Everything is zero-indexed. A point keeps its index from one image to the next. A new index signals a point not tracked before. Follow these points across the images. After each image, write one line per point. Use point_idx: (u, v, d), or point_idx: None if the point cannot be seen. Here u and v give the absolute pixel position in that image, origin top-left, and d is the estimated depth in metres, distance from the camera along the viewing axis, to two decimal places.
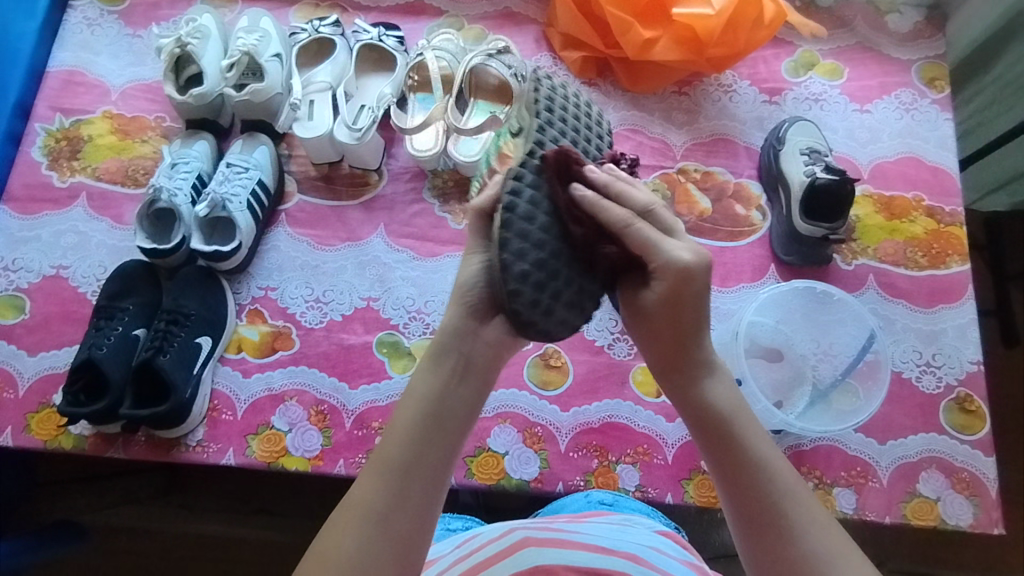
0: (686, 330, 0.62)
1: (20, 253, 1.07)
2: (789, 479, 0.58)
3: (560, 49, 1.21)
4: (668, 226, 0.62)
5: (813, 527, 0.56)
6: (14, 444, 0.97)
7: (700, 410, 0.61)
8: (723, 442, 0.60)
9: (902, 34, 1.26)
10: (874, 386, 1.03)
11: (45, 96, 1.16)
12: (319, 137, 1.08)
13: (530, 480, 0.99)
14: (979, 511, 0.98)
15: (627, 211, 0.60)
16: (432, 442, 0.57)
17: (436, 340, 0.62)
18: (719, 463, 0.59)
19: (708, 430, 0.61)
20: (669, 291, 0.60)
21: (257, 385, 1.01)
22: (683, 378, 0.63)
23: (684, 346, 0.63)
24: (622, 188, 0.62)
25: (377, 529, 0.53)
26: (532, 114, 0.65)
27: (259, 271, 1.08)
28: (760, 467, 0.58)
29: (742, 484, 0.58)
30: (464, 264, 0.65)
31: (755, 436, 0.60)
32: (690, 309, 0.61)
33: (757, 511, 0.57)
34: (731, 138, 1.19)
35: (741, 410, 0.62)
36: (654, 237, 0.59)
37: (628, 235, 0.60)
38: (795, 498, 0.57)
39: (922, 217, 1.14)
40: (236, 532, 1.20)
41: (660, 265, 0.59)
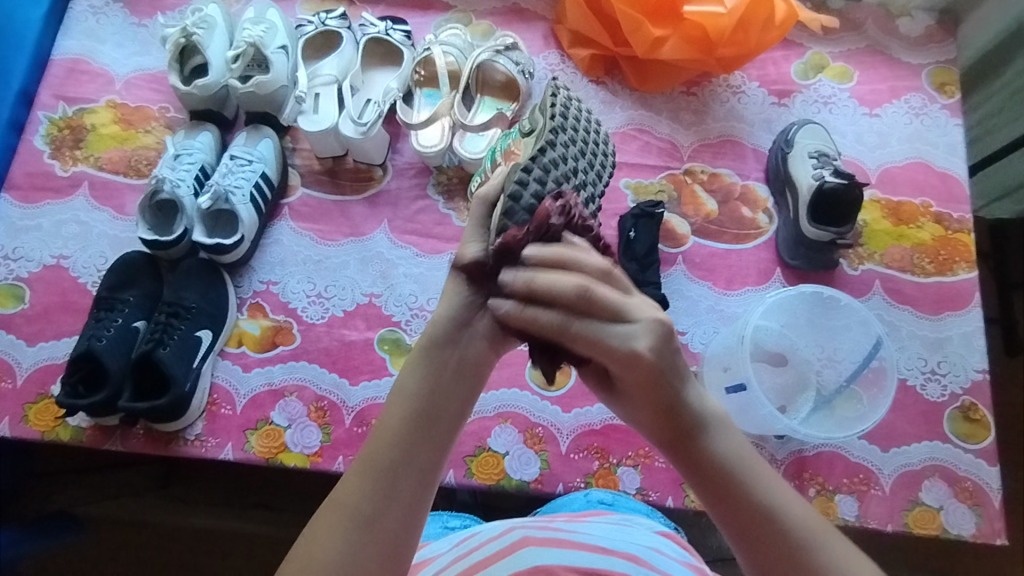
0: (666, 400, 0.54)
1: (21, 242, 1.06)
2: (809, 524, 0.53)
3: (568, 47, 1.20)
4: (612, 306, 0.53)
5: (848, 572, 0.52)
6: (11, 435, 0.96)
7: (702, 472, 0.55)
8: (731, 508, 0.54)
9: (913, 38, 1.25)
10: (879, 393, 1.02)
11: (48, 84, 1.15)
12: (324, 131, 1.07)
13: (530, 481, 0.98)
14: (982, 521, 0.97)
15: (558, 313, 0.54)
16: (420, 443, 0.55)
17: (426, 335, 0.58)
18: (732, 523, 0.54)
19: (716, 497, 0.55)
20: (633, 380, 0.54)
21: (258, 380, 1.00)
22: (682, 442, 0.55)
23: (682, 416, 0.55)
24: (549, 274, 0.54)
25: (360, 532, 0.52)
26: (545, 118, 0.69)
27: (260, 265, 1.07)
28: (780, 516, 0.53)
29: (763, 539, 0.53)
30: (461, 249, 0.60)
31: (769, 485, 0.54)
32: (662, 384, 0.54)
33: (783, 570, 0.53)
34: (739, 140, 1.18)
35: (749, 460, 0.55)
36: (597, 330, 0.53)
37: (568, 339, 0.54)
38: (822, 545, 0.52)
39: (930, 223, 1.13)
40: (233, 526, 1.19)
41: (612, 359, 0.53)
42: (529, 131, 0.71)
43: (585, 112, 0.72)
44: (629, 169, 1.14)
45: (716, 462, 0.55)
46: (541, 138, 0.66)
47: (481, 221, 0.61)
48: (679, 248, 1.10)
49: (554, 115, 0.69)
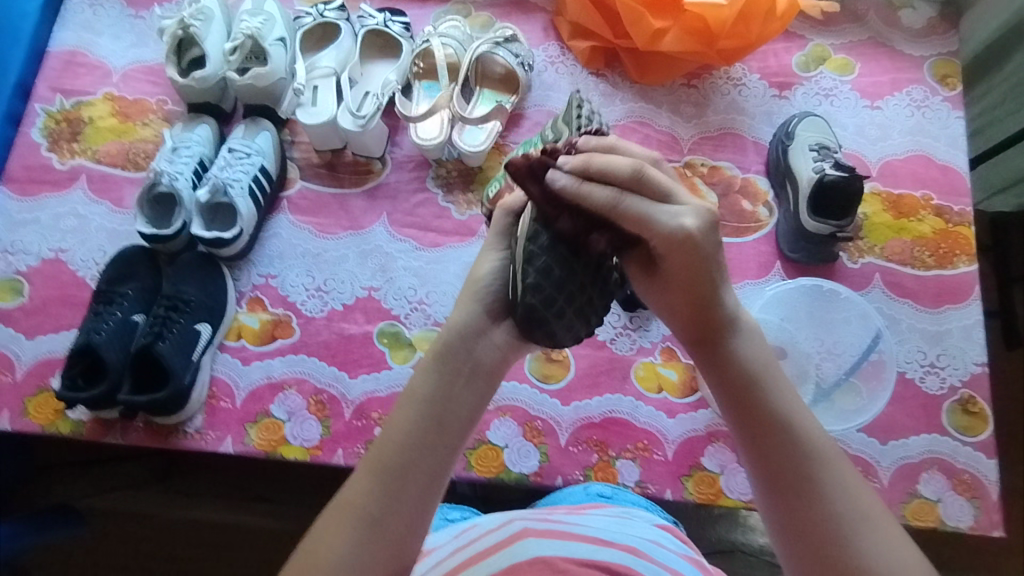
0: (705, 294, 0.60)
1: (19, 236, 1.06)
2: (817, 440, 0.56)
3: (568, 39, 1.20)
4: (661, 188, 0.58)
5: (846, 490, 0.54)
6: (12, 428, 0.97)
7: (726, 369, 0.59)
8: (744, 407, 0.58)
9: (916, 30, 1.24)
10: (878, 386, 1.03)
11: (45, 76, 1.15)
12: (323, 124, 1.07)
13: (529, 474, 0.99)
14: (980, 513, 0.97)
15: (612, 189, 0.57)
16: (430, 445, 0.56)
17: (442, 342, 0.61)
18: (745, 420, 0.57)
19: (735, 394, 0.59)
20: (674, 259, 0.59)
21: (257, 373, 1.00)
22: (714, 337, 0.61)
23: (713, 312, 0.61)
24: (604, 158, 0.57)
25: (367, 532, 0.52)
26: (570, 130, 0.84)
27: (259, 259, 1.07)
28: (791, 422, 0.56)
29: (768, 434, 0.56)
30: (483, 259, 0.66)
31: (785, 396, 0.58)
32: (700, 273, 0.59)
33: (784, 472, 0.55)
34: (739, 132, 1.17)
35: (771, 370, 0.60)
36: (647, 208, 0.57)
37: (619, 216, 0.58)
38: (827, 460, 0.55)
39: (930, 216, 1.12)
40: (234, 519, 1.20)
41: (659, 237, 0.58)
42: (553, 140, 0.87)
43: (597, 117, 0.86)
44: None
45: (741, 363, 0.59)
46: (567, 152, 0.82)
47: (506, 230, 0.66)
48: None
49: (575, 125, 0.84)
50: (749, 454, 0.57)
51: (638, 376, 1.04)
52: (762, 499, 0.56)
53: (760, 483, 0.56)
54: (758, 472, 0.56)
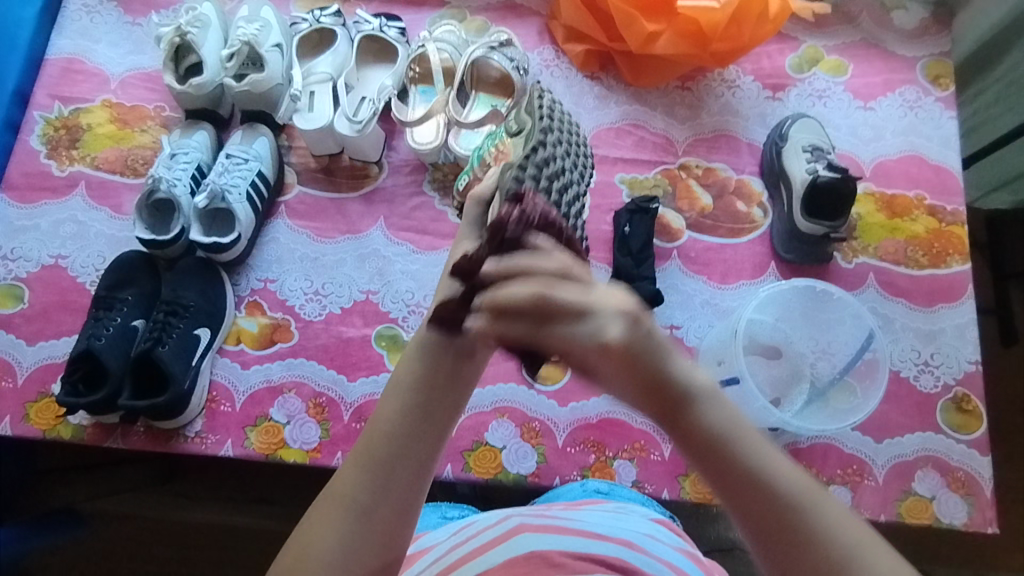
0: (650, 371, 0.53)
1: (19, 242, 1.06)
2: (805, 491, 0.51)
3: (563, 43, 1.20)
4: (574, 305, 0.52)
5: (843, 536, 0.49)
6: (13, 433, 0.97)
7: (693, 443, 0.53)
8: (724, 479, 0.52)
9: (908, 31, 1.25)
10: (872, 385, 1.03)
11: (44, 84, 1.15)
12: (319, 129, 1.08)
13: (527, 475, 0.99)
14: (974, 511, 0.98)
15: (528, 323, 0.53)
16: (416, 434, 0.56)
17: (420, 335, 0.58)
18: (727, 492, 0.52)
19: (711, 467, 0.52)
20: (609, 364, 0.53)
21: (256, 377, 1.01)
22: (674, 410, 0.53)
23: (666, 390, 0.53)
24: (527, 263, 0.55)
25: (357, 521, 0.53)
26: (534, 119, 0.80)
27: (257, 263, 1.08)
28: (773, 482, 0.51)
29: (756, 505, 0.51)
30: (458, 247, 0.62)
31: (759, 452, 0.52)
32: (639, 358, 0.52)
33: (780, 540, 0.50)
34: (733, 134, 1.18)
35: (738, 425, 0.53)
36: (564, 330, 0.52)
37: (542, 343, 0.53)
38: (818, 508, 0.50)
39: (923, 216, 1.13)
40: (235, 521, 1.20)
41: (584, 353, 0.53)
42: (518, 131, 0.83)
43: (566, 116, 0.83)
44: (624, 164, 1.15)
45: (707, 430, 0.53)
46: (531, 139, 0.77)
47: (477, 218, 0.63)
48: (674, 242, 1.11)
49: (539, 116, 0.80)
50: (744, 525, 0.51)
51: None
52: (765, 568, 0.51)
53: (760, 553, 0.51)
54: (758, 541, 0.51)
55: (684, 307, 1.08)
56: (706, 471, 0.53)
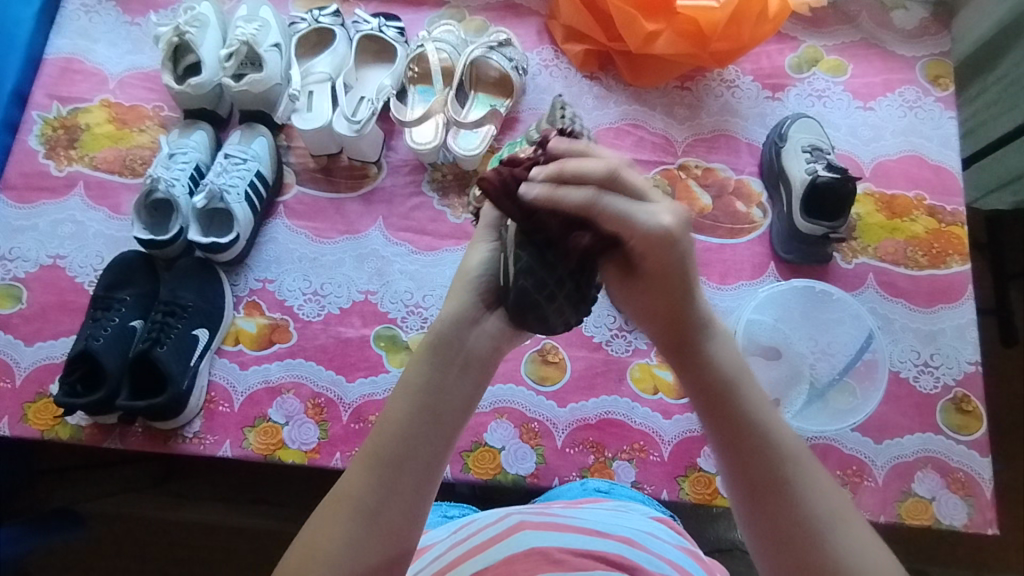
0: (678, 295, 0.58)
1: (17, 242, 1.06)
2: (796, 447, 0.54)
3: (562, 42, 1.20)
4: (638, 188, 0.55)
5: (821, 494, 0.52)
6: (11, 434, 0.97)
7: (702, 374, 0.57)
8: (720, 411, 0.55)
9: (908, 31, 1.25)
10: (871, 386, 1.04)
11: (42, 84, 1.15)
12: (318, 129, 1.07)
13: (525, 475, 0.99)
14: (974, 511, 0.98)
15: (588, 190, 0.55)
16: (425, 437, 0.56)
17: (435, 332, 0.60)
18: (723, 425, 0.55)
19: (714, 399, 0.56)
20: (652, 257, 0.56)
21: (255, 378, 1.01)
22: (689, 338, 0.58)
23: (689, 315, 0.58)
24: (580, 161, 0.56)
25: (364, 524, 0.53)
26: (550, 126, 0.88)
27: (256, 263, 1.08)
28: (765, 426, 0.54)
29: (744, 441, 0.54)
30: (473, 253, 0.66)
31: (759, 399, 0.56)
32: (675, 274, 0.57)
33: (761, 480, 0.53)
34: (732, 134, 1.18)
35: (745, 374, 0.57)
36: (625, 208, 0.55)
37: (596, 216, 0.56)
38: (804, 464, 0.53)
39: (923, 216, 1.13)
40: (234, 521, 1.20)
41: (637, 237, 0.55)
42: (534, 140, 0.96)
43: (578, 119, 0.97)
44: None
45: (714, 365, 0.57)
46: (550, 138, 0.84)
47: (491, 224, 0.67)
48: None
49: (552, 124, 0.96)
50: (727, 458, 0.54)
51: (634, 378, 1.04)
52: (738, 505, 0.54)
53: (735, 492, 0.54)
54: (739, 476, 0.54)
55: None
56: (704, 401, 0.56)
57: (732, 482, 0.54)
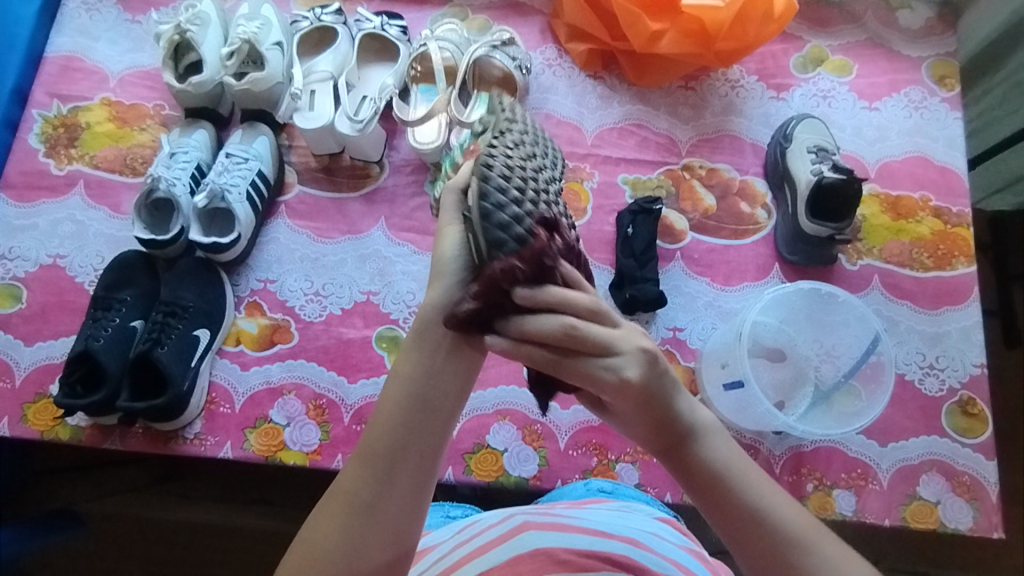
0: (660, 415, 0.55)
1: (17, 242, 1.05)
2: (804, 533, 0.53)
3: (565, 42, 1.20)
4: (600, 340, 0.52)
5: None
6: (10, 434, 0.96)
7: (695, 477, 0.56)
8: (725, 516, 0.55)
9: (913, 31, 1.24)
10: (877, 389, 1.02)
11: (42, 82, 1.14)
12: (320, 128, 1.07)
13: (528, 478, 0.99)
14: (979, 515, 0.97)
15: (551, 354, 0.53)
16: (418, 429, 0.55)
17: (418, 320, 0.58)
18: (724, 526, 0.55)
19: (713, 507, 0.55)
20: (626, 403, 0.54)
21: (256, 378, 1.00)
22: (677, 453, 0.56)
23: (670, 434, 0.55)
24: (539, 321, 0.53)
25: (362, 517, 0.53)
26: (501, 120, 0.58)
27: (258, 263, 1.07)
28: (773, 522, 0.53)
29: (756, 543, 0.53)
30: (443, 237, 0.60)
31: (760, 492, 0.55)
32: (651, 404, 0.54)
33: (772, 573, 0.53)
34: (737, 134, 1.17)
35: (739, 466, 0.56)
36: (588, 364, 0.52)
37: (564, 373, 0.54)
38: (812, 548, 0.53)
39: (929, 217, 1.12)
40: (235, 521, 1.20)
41: (605, 392, 0.53)
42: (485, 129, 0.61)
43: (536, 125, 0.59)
44: (627, 164, 1.14)
45: (708, 472, 0.55)
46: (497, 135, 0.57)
47: (457, 207, 0.61)
48: (678, 243, 1.10)
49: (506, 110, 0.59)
50: (743, 559, 0.54)
51: None
52: None
53: None
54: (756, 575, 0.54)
55: (687, 309, 1.07)
56: (707, 507, 0.56)
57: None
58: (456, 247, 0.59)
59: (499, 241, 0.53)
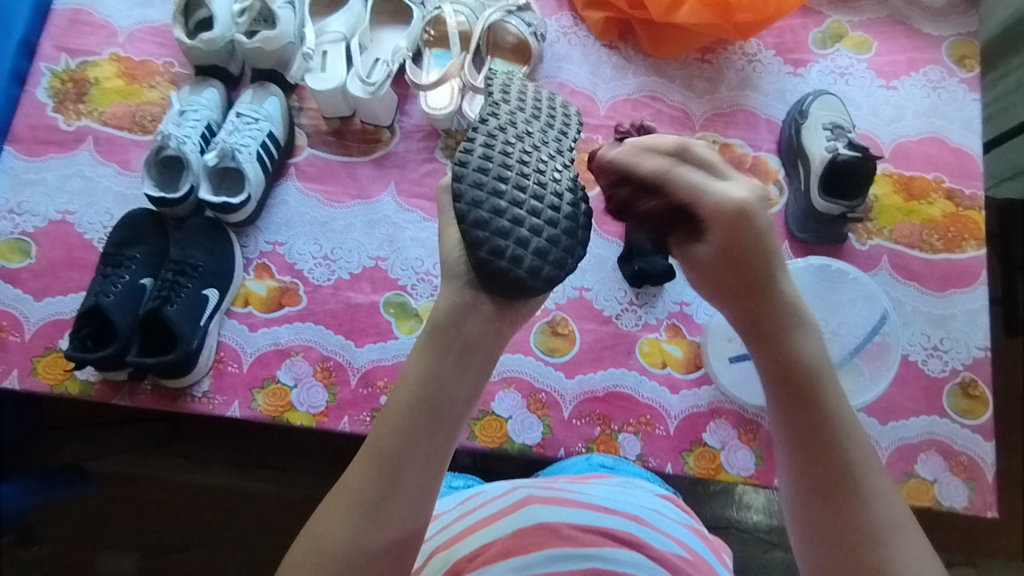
0: (761, 277, 0.59)
1: (25, 196, 1.05)
2: (865, 444, 0.57)
3: (582, 9, 1.17)
4: (710, 164, 0.61)
5: (881, 494, 0.56)
6: (20, 387, 0.97)
7: (785, 361, 0.58)
8: (804, 399, 0.57)
9: (936, 9, 1.21)
10: (882, 366, 1.04)
11: (50, 34, 1.13)
12: (331, 90, 1.06)
13: (531, 445, 1.00)
14: (974, 494, 0.99)
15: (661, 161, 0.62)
16: (427, 430, 0.56)
17: (430, 319, 0.59)
18: (796, 407, 0.58)
19: (795, 387, 0.58)
20: (729, 243, 0.59)
21: (264, 339, 1.01)
22: (769, 322, 0.60)
23: (759, 308, 0.60)
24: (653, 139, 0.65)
25: (367, 516, 0.54)
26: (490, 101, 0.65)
27: (266, 226, 1.07)
28: (841, 419, 0.57)
29: (818, 428, 0.57)
30: (448, 236, 0.62)
31: (839, 393, 0.58)
32: (754, 264, 0.59)
33: (824, 473, 0.56)
34: (752, 110, 1.16)
35: (828, 368, 0.59)
36: (700, 182, 0.60)
37: (670, 180, 0.61)
38: (870, 465, 0.56)
39: (941, 199, 1.12)
40: (239, 484, 1.22)
41: (717, 221, 0.59)
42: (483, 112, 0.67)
43: (539, 112, 0.65)
44: None
45: (798, 355, 0.58)
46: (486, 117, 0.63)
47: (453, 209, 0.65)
48: None
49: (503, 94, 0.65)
50: (795, 440, 0.57)
51: (643, 352, 1.05)
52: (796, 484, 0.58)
53: (798, 470, 0.57)
54: (802, 461, 0.57)
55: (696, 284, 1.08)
56: (784, 388, 0.58)
57: (795, 467, 0.57)
58: (459, 248, 0.61)
59: (477, 240, 0.57)
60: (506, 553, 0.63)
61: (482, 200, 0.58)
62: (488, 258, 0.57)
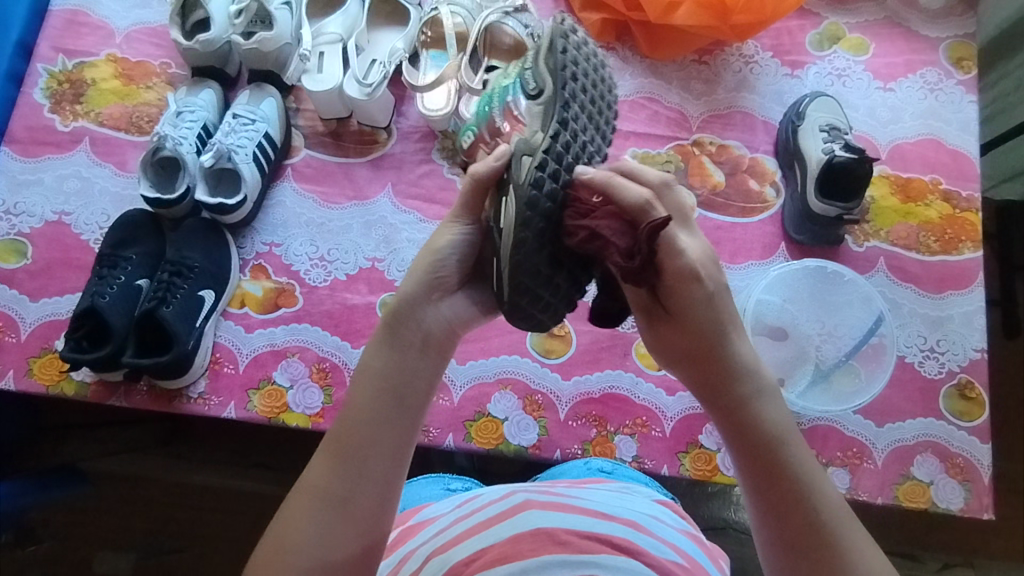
0: (710, 343, 0.60)
1: (22, 197, 1.05)
2: (833, 508, 0.56)
3: (580, 10, 1.17)
4: (682, 206, 0.61)
5: (857, 555, 0.55)
6: (15, 388, 0.97)
7: (742, 429, 0.59)
8: (764, 464, 0.57)
9: (933, 11, 1.21)
10: (877, 368, 1.04)
11: (48, 35, 1.13)
12: (328, 90, 1.06)
13: (527, 446, 1.00)
14: (971, 497, 0.98)
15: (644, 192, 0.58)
16: (388, 422, 0.58)
17: (391, 315, 0.61)
18: (757, 475, 0.58)
19: (752, 453, 0.58)
20: (678, 303, 0.59)
21: (260, 340, 1.01)
22: (724, 387, 0.60)
23: (715, 373, 0.60)
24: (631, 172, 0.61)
25: (333, 510, 0.56)
26: (557, 82, 0.61)
27: (263, 227, 1.07)
28: (807, 483, 0.56)
29: (780, 495, 0.57)
30: (443, 233, 0.65)
31: (802, 455, 0.58)
32: (702, 328, 0.59)
33: (793, 539, 0.56)
34: (749, 111, 1.16)
35: (788, 431, 0.58)
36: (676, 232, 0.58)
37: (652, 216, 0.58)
38: (841, 528, 0.56)
39: (938, 201, 1.12)
40: (236, 484, 1.22)
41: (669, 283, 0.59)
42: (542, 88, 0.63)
43: (598, 103, 0.65)
44: (637, 138, 1.13)
45: (756, 421, 0.58)
46: (558, 106, 0.61)
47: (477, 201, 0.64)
48: None
49: (571, 79, 0.62)
50: (760, 507, 0.58)
51: (639, 353, 1.04)
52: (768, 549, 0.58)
53: (768, 535, 0.58)
54: (770, 527, 0.57)
55: None
56: (743, 454, 0.59)
57: (764, 531, 0.58)
58: (448, 248, 0.64)
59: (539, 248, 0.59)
60: (503, 558, 0.63)
61: (544, 178, 0.58)
62: (527, 254, 0.58)
